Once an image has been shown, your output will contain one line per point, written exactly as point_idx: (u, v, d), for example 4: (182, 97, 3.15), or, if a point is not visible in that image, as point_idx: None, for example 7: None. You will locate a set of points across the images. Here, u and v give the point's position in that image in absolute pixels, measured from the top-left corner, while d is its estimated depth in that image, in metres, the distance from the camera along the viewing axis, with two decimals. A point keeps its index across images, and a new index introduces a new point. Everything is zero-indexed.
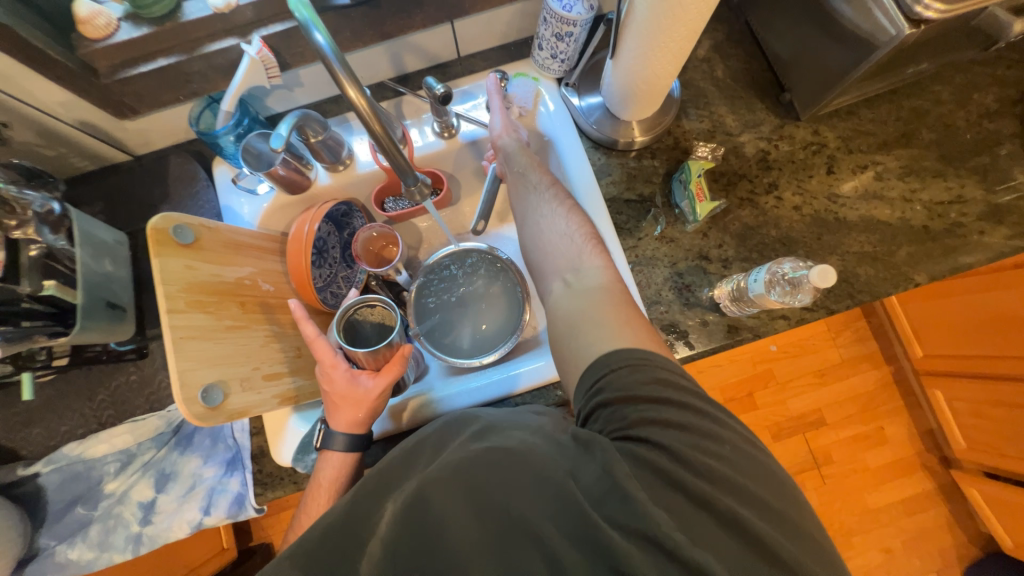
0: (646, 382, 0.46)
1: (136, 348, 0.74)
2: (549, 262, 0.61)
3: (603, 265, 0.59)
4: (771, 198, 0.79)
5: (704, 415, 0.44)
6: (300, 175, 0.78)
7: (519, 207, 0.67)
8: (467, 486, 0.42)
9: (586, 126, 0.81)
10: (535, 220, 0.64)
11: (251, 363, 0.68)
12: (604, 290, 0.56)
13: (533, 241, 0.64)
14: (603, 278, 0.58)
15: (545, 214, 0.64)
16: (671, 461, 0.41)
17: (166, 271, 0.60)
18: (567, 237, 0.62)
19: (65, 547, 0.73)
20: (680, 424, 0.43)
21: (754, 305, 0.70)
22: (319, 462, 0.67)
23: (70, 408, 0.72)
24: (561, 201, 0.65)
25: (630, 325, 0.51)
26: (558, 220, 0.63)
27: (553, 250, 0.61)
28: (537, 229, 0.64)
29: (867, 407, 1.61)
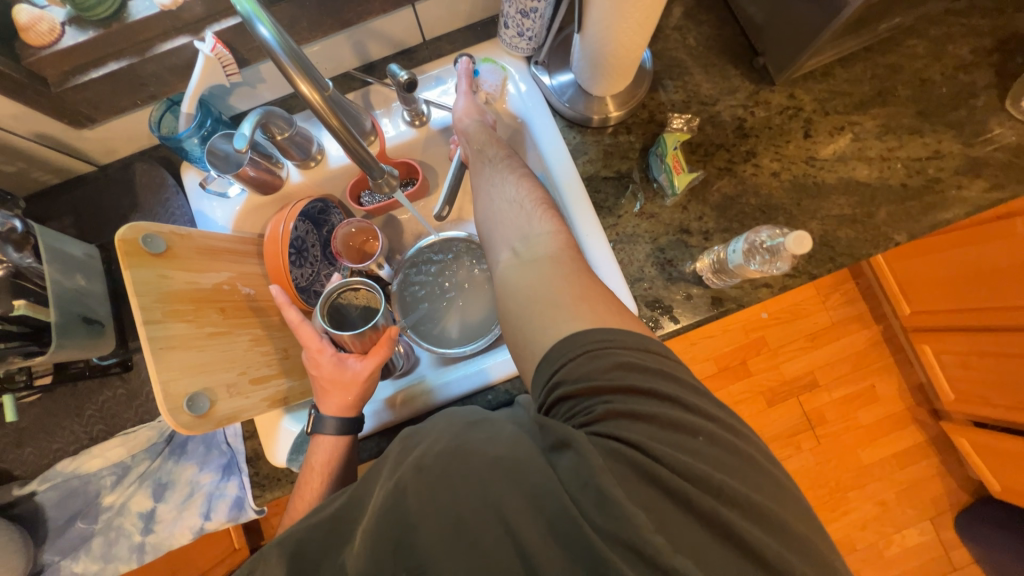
0: (608, 369, 0.44)
1: (120, 361, 0.72)
2: (502, 233, 0.60)
3: (554, 231, 0.58)
4: (750, 166, 0.78)
5: (673, 403, 0.43)
6: (271, 175, 0.77)
7: (475, 184, 0.66)
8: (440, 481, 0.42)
9: (559, 105, 0.79)
10: (487, 190, 0.64)
11: (236, 368, 0.68)
12: (551, 261, 0.54)
13: (485, 210, 0.63)
14: (555, 247, 0.57)
15: (497, 185, 0.64)
16: (642, 454, 0.40)
17: (139, 282, 0.59)
18: (515, 204, 0.61)
19: (69, 561, 0.75)
20: (648, 415, 0.42)
21: (735, 276, 0.70)
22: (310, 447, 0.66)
23: (60, 426, 0.71)
24: (515, 176, 0.65)
25: (587, 300, 0.50)
26: (512, 191, 0.63)
27: (503, 219, 0.61)
28: (489, 199, 0.63)
29: (858, 366, 1.64)
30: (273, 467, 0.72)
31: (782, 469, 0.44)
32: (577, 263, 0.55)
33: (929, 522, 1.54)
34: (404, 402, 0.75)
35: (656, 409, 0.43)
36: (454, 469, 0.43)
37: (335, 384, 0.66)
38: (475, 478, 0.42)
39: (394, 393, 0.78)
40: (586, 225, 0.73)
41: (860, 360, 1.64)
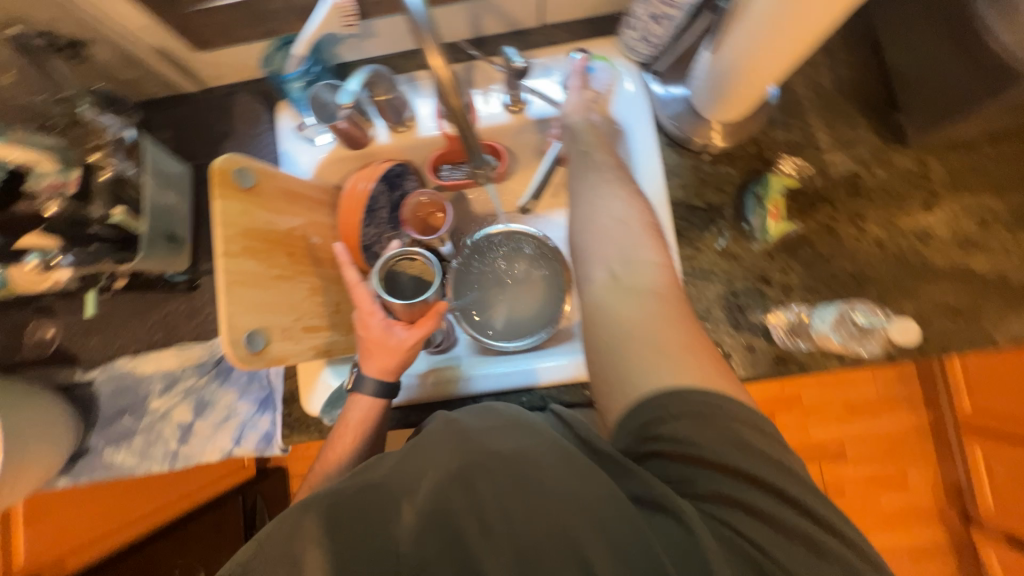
0: (717, 440, 0.41)
1: (188, 280, 0.76)
2: (600, 250, 0.53)
3: (661, 263, 0.52)
4: (853, 227, 0.72)
5: (782, 497, 0.40)
6: (360, 131, 0.76)
7: (574, 186, 0.60)
8: (485, 464, 0.43)
9: (664, 119, 0.75)
10: (591, 199, 0.57)
11: (294, 314, 0.70)
12: (654, 295, 0.49)
13: (585, 223, 0.56)
14: (659, 279, 0.51)
15: (601, 192, 0.57)
16: (747, 542, 0.38)
17: (226, 213, 0.62)
18: (623, 223, 0.54)
19: (111, 449, 0.78)
20: (752, 502, 0.39)
21: (813, 343, 0.66)
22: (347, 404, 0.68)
23: (127, 325, 0.78)
24: (624, 185, 0.58)
25: (690, 350, 0.46)
26: (615, 201, 0.56)
27: (606, 235, 0.54)
28: (591, 207, 0.57)
29: (894, 450, 1.54)
30: (305, 413, 0.75)
31: None
32: (682, 305, 0.50)
33: None
34: (443, 381, 0.77)
35: (756, 490, 0.40)
36: (530, 488, 0.41)
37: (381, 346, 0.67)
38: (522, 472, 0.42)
39: (432, 370, 0.79)
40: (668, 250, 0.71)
41: (898, 444, 1.54)
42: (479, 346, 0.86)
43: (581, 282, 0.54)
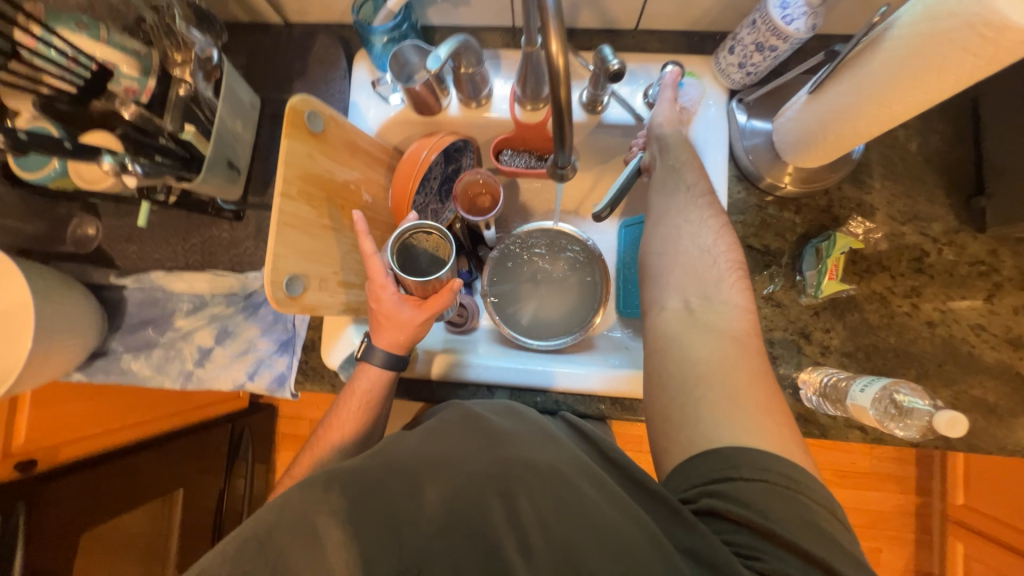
0: (783, 514, 0.41)
1: (235, 210, 0.77)
2: (680, 277, 0.55)
3: (742, 307, 0.53)
4: (907, 303, 0.70)
5: None
6: (432, 99, 0.75)
7: (658, 207, 0.61)
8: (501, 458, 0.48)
9: (740, 153, 0.73)
10: (677, 222, 0.58)
11: (332, 267, 0.70)
12: (735, 339, 0.50)
13: (665, 244, 0.58)
14: (736, 322, 0.52)
15: (687, 217, 0.58)
16: None
17: (291, 154, 0.61)
18: (708, 255, 0.56)
19: (130, 356, 0.79)
20: None
21: (845, 410, 0.64)
22: (355, 371, 0.69)
23: (168, 241, 0.78)
24: (714, 214, 0.58)
25: (770, 414, 0.46)
26: (700, 228, 0.57)
27: (689, 265, 0.55)
28: (675, 232, 0.58)
29: (874, 525, 1.53)
30: (321, 364, 0.76)
31: None
32: (760, 354, 0.50)
33: None
34: (458, 365, 0.76)
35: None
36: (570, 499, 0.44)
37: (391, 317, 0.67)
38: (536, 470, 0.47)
39: (453, 350, 0.79)
40: None
41: (879, 520, 1.53)
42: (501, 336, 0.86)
43: (654, 302, 0.56)
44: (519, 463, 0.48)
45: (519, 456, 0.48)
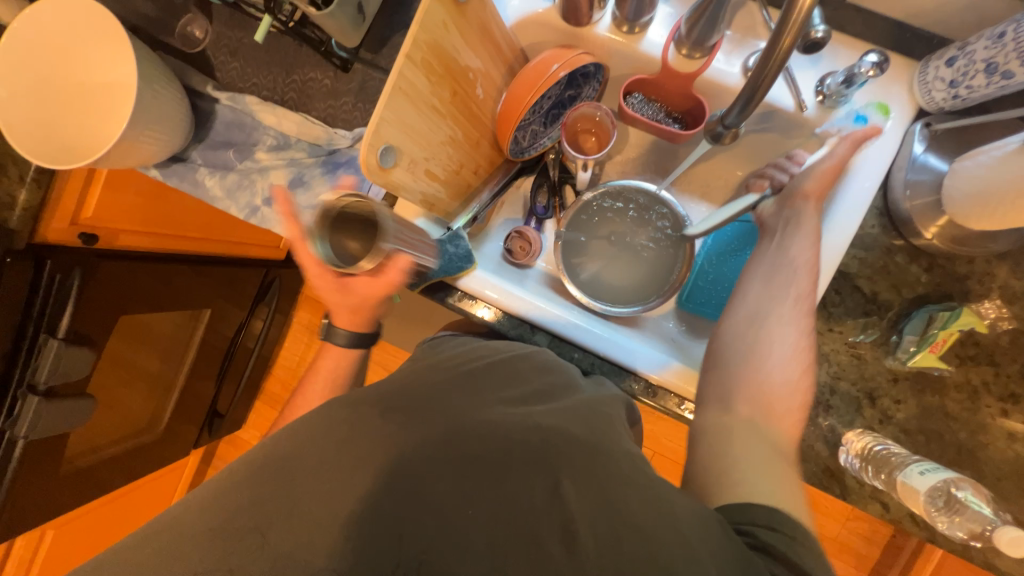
0: None
1: (343, 60, 0.72)
2: (756, 384, 0.52)
3: (793, 411, 0.51)
4: (998, 407, 0.64)
5: None
6: (588, 8, 0.67)
7: (764, 301, 0.56)
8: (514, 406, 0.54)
9: (897, 184, 0.64)
10: (762, 304, 0.56)
11: (425, 153, 0.66)
12: (777, 445, 0.48)
13: (740, 318, 0.56)
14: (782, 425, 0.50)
15: (792, 326, 0.54)
16: None
17: (428, 17, 0.55)
18: (782, 348, 0.53)
19: (206, 172, 0.80)
20: None
21: (888, 484, 0.61)
22: (324, 353, 0.72)
23: (270, 69, 0.76)
24: (803, 314, 0.55)
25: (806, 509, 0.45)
26: (800, 336, 0.54)
27: (760, 348, 0.53)
28: (781, 335, 0.53)
29: None
30: None
31: None
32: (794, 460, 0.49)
33: None
34: (510, 296, 0.73)
35: None
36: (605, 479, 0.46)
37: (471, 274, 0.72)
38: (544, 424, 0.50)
39: (508, 279, 0.77)
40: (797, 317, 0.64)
41: None
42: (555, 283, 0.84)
43: (720, 399, 0.52)
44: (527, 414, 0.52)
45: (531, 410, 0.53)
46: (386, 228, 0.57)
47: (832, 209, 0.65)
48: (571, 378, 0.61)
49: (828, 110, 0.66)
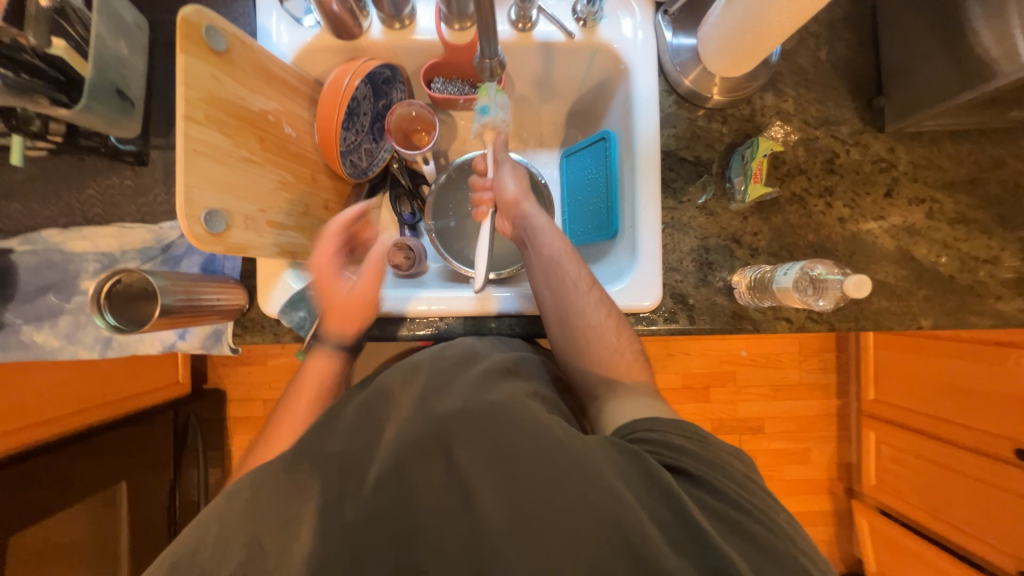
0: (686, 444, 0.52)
1: (136, 154, 0.68)
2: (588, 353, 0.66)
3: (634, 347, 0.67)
4: (822, 202, 0.77)
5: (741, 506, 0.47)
6: (352, 19, 0.70)
7: (574, 326, 0.66)
8: (431, 407, 0.56)
9: (669, 66, 0.75)
10: (577, 331, 0.66)
11: (258, 204, 0.64)
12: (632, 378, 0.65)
13: (572, 346, 0.67)
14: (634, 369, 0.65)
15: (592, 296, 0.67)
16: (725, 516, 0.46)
17: (190, 73, 0.55)
18: (608, 346, 0.66)
19: (32, 328, 0.71)
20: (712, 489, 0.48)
21: (774, 297, 0.69)
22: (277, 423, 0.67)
23: (55, 194, 0.69)
24: (607, 310, 0.67)
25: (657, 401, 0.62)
26: (592, 290, 0.68)
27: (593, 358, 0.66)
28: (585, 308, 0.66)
29: (805, 428, 1.71)
30: (262, 314, 0.72)
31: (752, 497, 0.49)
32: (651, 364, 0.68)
33: None
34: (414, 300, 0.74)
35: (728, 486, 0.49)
36: (513, 438, 0.50)
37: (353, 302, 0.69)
38: (465, 413, 0.53)
39: (408, 289, 0.77)
40: (648, 215, 0.74)
41: (808, 424, 1.71)
42: (451, 274, 0.87)
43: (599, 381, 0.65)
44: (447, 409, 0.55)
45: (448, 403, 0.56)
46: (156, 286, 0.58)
47: (637, 163, 0.75)
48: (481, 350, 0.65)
49: (592, 28, 0.75)
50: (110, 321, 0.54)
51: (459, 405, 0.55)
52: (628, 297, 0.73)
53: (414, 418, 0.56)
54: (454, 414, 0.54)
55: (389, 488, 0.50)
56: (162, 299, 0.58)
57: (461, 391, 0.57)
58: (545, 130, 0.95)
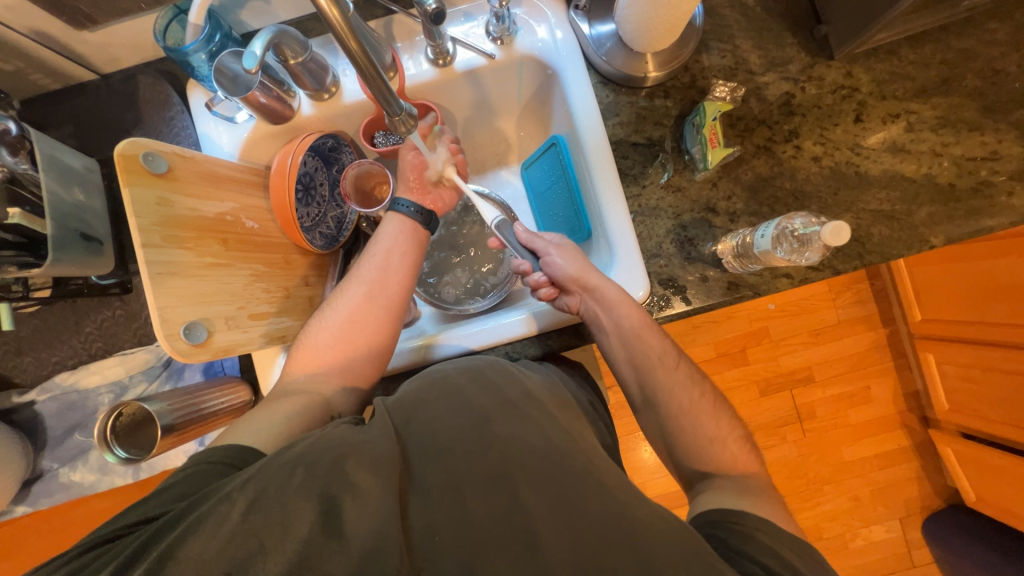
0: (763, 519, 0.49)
1: (119, 283, 0.72)
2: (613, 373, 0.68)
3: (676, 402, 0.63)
4: (790, 146, 0.73)
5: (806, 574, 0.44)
6: (282, 104, 0.73)
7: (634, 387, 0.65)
8: (493, 427, 0.48)
9: (596, 59, 0.74)
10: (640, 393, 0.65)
11: (236, 302, 0.66)
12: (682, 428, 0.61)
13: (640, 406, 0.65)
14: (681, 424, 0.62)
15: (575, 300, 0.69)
16: None
17: (138, 202, 0.56)
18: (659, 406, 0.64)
19: (68, 469, 0.78)
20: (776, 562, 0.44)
21: (758, 262, 0.67)
22: None
23: (54, 341, 0.72)
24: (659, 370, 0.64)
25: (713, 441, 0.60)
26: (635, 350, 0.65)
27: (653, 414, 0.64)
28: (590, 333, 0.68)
29: (857, 366, 1.60)
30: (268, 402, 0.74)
31: (787, 538, 0.47)
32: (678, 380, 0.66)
33: (898, 521, 1.56)
34: (409, 352, 0.73)
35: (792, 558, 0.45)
36: (572, 486, 0.43)
37: (324, 356, 0.64)
38: (539, 453, 0.46)
39: (403, 341, 0.77)
40: (620, 229, 0.71)
41: (861, 360, 1.60)
42: (444, 313, 0.87)
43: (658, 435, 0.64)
44: (518, 440, 0.47)
45: (516, 431, 0.48)
46: (152, 411, 0.60)
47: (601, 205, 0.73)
48: (520, 374, 0.57)
49: (509, 43, 0.75)
50: (121, 454, 0.59)
51: (528, 439, 0.47)
52: None
53: (473, 436, 0.48)
54: (518, 445, 0.46)
55: (441, 521, 0.42)
56: (161, 420, 0.60)
57: (530, 419, 0.50)
58: (500, 151, 0.95)
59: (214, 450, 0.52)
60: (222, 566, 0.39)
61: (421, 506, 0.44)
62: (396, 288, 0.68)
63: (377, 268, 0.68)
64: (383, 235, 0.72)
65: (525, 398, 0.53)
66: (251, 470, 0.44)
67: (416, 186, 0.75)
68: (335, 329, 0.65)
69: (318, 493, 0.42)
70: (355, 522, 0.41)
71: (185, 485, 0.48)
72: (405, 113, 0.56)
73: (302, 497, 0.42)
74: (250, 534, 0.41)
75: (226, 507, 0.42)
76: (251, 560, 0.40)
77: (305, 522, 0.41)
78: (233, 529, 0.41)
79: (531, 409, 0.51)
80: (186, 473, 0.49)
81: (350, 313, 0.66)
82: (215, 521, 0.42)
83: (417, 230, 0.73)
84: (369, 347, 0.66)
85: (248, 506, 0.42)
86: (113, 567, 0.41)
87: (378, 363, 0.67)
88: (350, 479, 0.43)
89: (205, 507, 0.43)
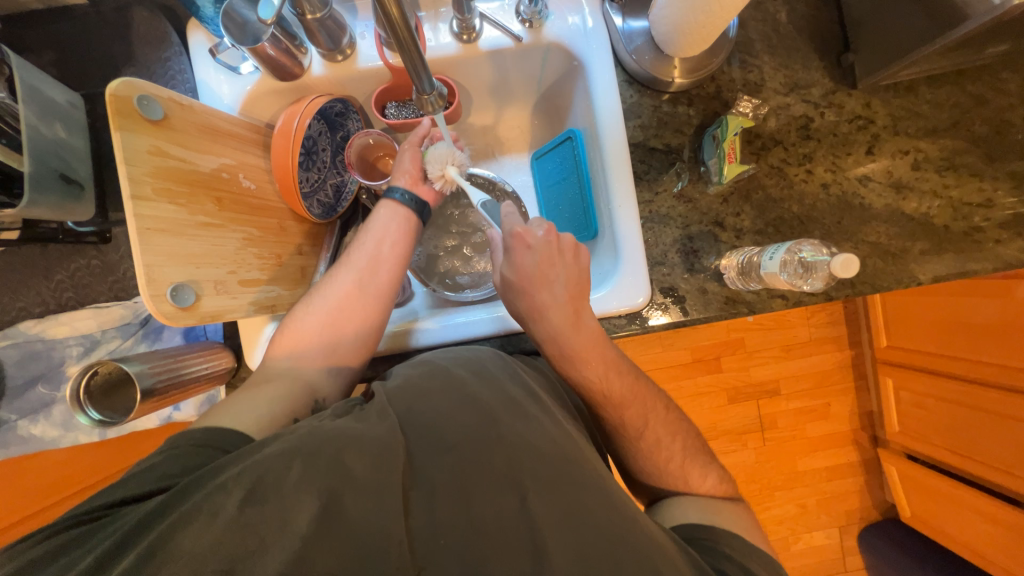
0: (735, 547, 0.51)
1: (97, 233, 0.67)
2: (592, 354, 0.63)
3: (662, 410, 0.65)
4: (802, 170, 0.74)
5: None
6: (291, 60, 0.68)
7: None
8: (498, 428, 0.48)
9: (625, 55, 0.72)
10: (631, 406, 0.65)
11: (226, 266, 0.62)
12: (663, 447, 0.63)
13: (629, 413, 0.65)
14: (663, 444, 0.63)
15: (557, 276, 0.63)
16: None
17: (128, 149, 0.52)
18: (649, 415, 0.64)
19: (27, 422, 0.72)
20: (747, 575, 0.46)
21: (762, 281, 0.68)
22: None
23: (23, 285, 0.67)
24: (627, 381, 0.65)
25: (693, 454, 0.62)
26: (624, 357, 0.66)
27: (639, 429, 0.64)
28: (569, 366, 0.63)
29: (822, 383, 1.68)
30: (251, 372, 0.71)
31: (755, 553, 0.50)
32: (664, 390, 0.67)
33: (837, 529, 1.67)
34: (398, 334, 0.71)
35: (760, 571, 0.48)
36: (577, 497, 0.44)
37: (310, 340, 0.62)
38: (541, 454, 0.46)
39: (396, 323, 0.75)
40: (628, 232, 0.71)
41: (826, 378, 1.68)
42: (438, 298, 0.86)
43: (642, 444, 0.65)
44: (523, 441, 0.47)
45: (523, 434, 0.47)
46: (131, 372, 0.56)
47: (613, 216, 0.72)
48: (521, 374, 0.57)
49: (538, 27, 0.72)
50: (95, 416, 0.56)
51: (534, 440, 0.47)
52: (615, 299, 0.71)
53: (479, 433, 0.47)
54: (526, 449, 0.46)
55: (448, 521, 0.42)
56: (141, 383, 0.57)
57: (532, 418, 0.50)
58: (510, 138, 0.92)
59: (195, 431, 0.50)
60: (199, 547, 0.39)
61: (422, 504, 0.43)
62: (385, 278, 0.67)
63: (367, 256, 0.67)
64: (374, 221, 0.70)
65: (528, 397, 0.53)
66: (245, 464, 0.43)
67: (412, 180, 0.73)
68: (322, 314, 0.64)
69: (317, 487, 0.41)
70: (343, 514, 0.41)
71: (165, 467, 0.47)
72: (438, 89, 0.54)
73: (303, 491, 0.41)
74: (229, 522, 0.40)
75: (221, 498, 0.41)
76: (231, 536, 0.39)
77: (303, 519, 0.39)
78: (226, 524, 0.39)
79: (533, 409, 0.51)
80: (164, 455, 0.48)
81: (338, 299, 0.64)
82: (209, 511, 0.40)
83: (410, 217, 0.72)
84: (356, 332, 0.64)
85: (243, 499, 0.40)
86: (94, 556, 0.39)
87: (366, 352, 0.65)
88: (345, 470, 0.42)
89: (197, 496, 0.42)
